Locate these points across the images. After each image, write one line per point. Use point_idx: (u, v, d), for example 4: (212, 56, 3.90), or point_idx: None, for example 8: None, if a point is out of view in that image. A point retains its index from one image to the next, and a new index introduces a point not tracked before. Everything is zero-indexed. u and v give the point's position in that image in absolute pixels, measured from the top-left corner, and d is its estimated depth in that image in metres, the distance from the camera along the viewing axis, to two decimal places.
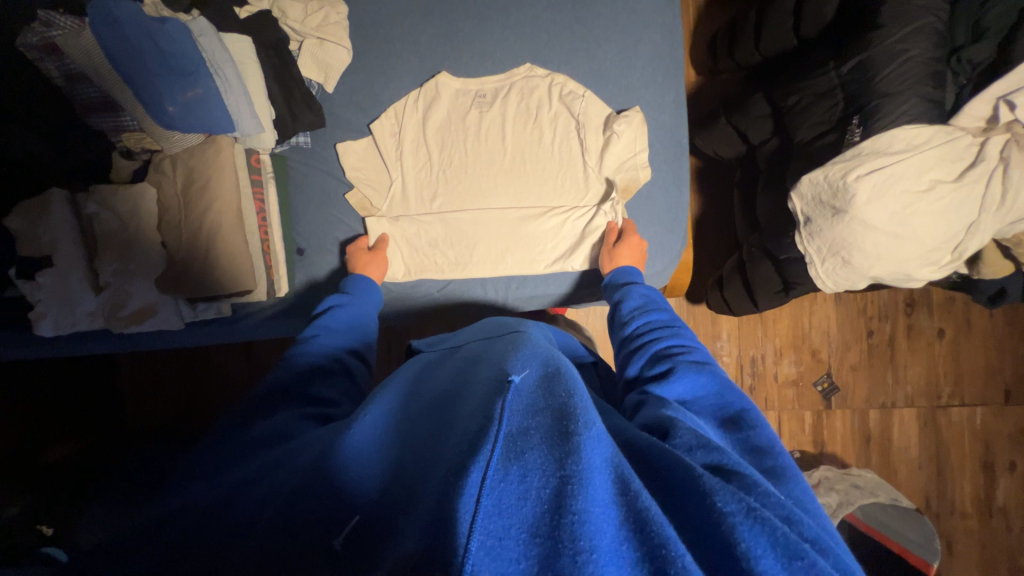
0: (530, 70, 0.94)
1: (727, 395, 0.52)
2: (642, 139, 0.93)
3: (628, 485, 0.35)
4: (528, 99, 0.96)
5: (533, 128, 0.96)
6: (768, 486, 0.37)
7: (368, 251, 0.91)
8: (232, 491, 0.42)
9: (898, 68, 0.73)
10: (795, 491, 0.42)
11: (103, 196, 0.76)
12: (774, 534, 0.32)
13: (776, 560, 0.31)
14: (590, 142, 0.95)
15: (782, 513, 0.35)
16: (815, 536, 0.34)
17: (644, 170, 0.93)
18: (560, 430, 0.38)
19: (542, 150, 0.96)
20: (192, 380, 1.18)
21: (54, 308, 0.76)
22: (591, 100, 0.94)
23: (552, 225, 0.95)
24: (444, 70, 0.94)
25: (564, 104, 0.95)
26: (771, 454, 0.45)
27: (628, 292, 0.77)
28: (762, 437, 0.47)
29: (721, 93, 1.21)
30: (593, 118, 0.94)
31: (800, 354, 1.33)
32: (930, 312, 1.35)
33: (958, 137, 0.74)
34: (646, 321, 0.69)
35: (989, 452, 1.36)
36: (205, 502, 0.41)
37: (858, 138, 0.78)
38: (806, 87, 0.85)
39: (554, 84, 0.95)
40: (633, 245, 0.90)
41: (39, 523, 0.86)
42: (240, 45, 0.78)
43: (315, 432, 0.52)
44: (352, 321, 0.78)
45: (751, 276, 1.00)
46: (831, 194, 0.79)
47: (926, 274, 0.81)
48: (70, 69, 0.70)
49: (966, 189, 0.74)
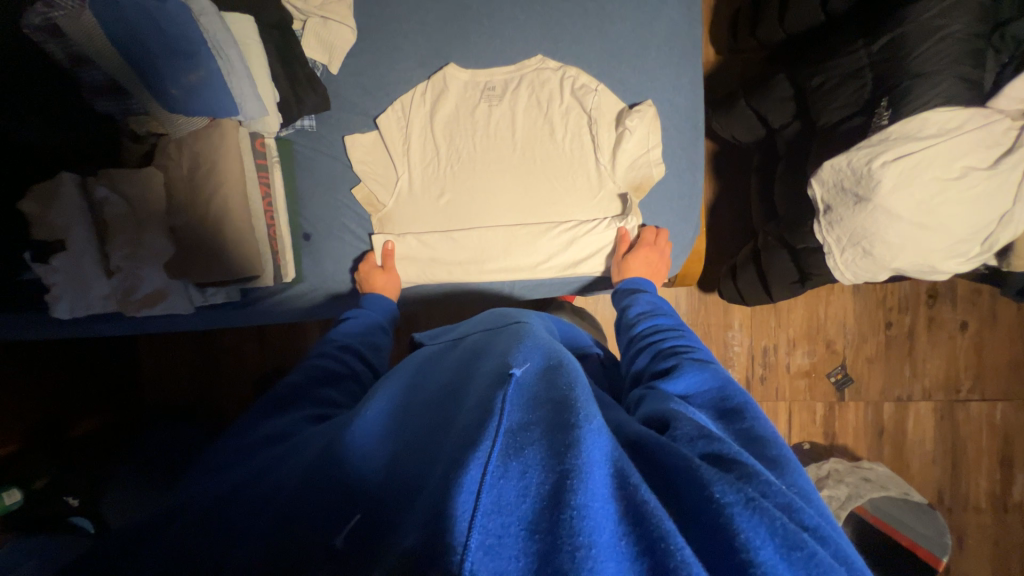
0: (542, 61, 0.92)
1: (730, 388, 0.51)
2: (655, 133, 0.90)
3: (627, 479, 0.34)
4: (538, 91, 0.93)
5: (544, 121, 0.93)
6: (770, 476, 0.36)
7: (380, 270, 0.91)
8: (238, 488, 0.42)
9: (935, 45, 0.69)
10: (794, 480, 0.40)
11: (113, 179, 0.77)
12: (774, 524, 0.31)
13: (776, 552, 0.30)
14: (603, 139, 0.91)
15: (782, 502, 0.34)
16: (815, 524, 0.33)
17: (659, 166, 0.91)
18: (559, 422, 0.37)
19: (552, 143, 0.93)
20: (207, 362, 1.20)
21: (69, 292, 0.77)
22: (604, 93, 0.90)
23: (563, 240, 0.93)
24: (452, 61, 0.92)
25: (576, 97, 0.92)
26: (773, 445, 0.43)
27: (635, 298, 0.77)
28: (766, 430, 0.45)
29: (740, 73, 1.16)
30: (606, 113, 0.91)
31: (813, 345, 1.30)
32: (953, 304, 1.30)
33: (997, 120, 0.69)
34: (651, 325, 0.69)
35: (1008, 448, 1.32)
36: (210, 497, 0.41)
37: (887, 122, 0.73)
38: (832, 66, 0.80)
39: (567, 76, 0.91)
40: (644, 258, 0.89)
41: (66, 495, 0.90)
42: (241, 23, 0.77)
43: (315, 426, 0.52)
44: (371, 321, 0.80)
45: (766, 265, 0.96)
46: (853, 180, 0.75)
47: (952, 266, 0.78)
48: (76, 51, 0.68)
49: (1000, 176, 0.70)
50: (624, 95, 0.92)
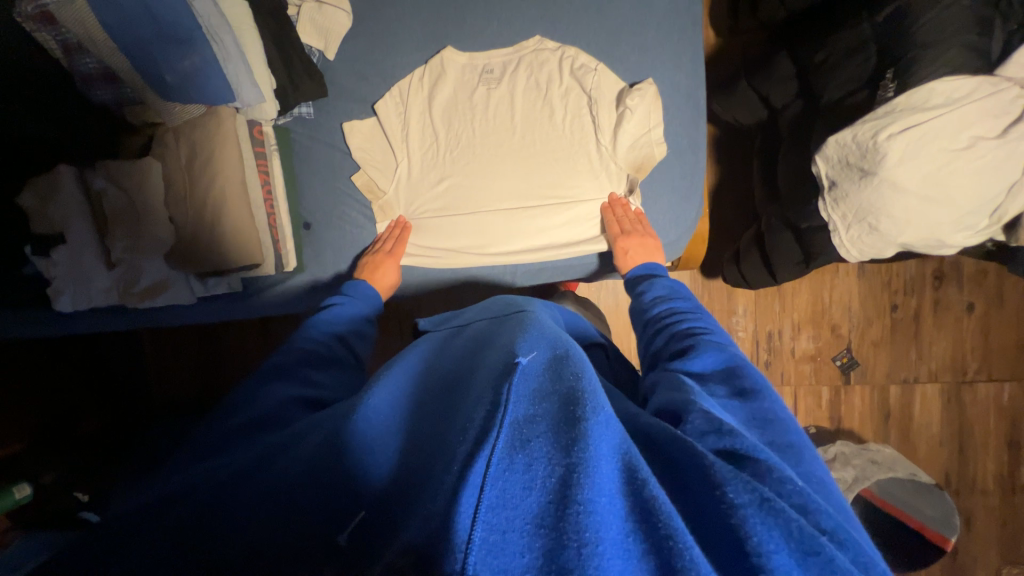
0: (539, 42, 0.91)
1: (749, 369, 0.52)
2: (657, 112, 0.89)
3: (635, 473, 0.33)
4: (537, 73, 0.92)
5: (543, 103, 0.92)
6: (784, 473, 0.35)
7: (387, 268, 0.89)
8: (242, 474, 0.40)
9: (940, 14, 0.68)
10: (807, 470, 0.40)
11: (111, 172, 0.76)
12: (789, 528, 0.30)
13: (790, 557, 0.29)
14: (603, 119, 0.90)
15: (797, 502, 0.33)
16: (832, 527, 0.32)
17: (660, 146, 0.90)
18: (567, 416, 0.36)
19: (551, 124, 0.92)
20: (211, 358, 1.20)
21: (70, 286, 0.77)
22: (603, 73, 0.89)
23: (563, 219, 0.93)
24: (449, 45, 0.91)
25: (575, 78, 0.91)
26: (787, 430, 0.44)
27: (650, 284, 0.75)
28: (779, 413, 0.45)
29: (740, 54, 1.15)
30: (605, 93, 0.90)
31: (818, 330, 1.29)
32: (959, 286, 1.29)
33: (1005, 88, 0.68)
34: (660, 312, 0.67)
35: (1016, 428, 1.31)
36: (210, 482, 0.40)
37: (892, 94, 0.72)
38: (834, 41, 0.80)
39: (565, 57, 0.90)
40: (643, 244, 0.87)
41: (76, 490, 0.92)
42: (235, 7, 0.74)
43: (304, 419, 0.50)
44: (356, 312, 0.78)
45: (770, 247, 0.96)
46: (858, 155, 0.74)
47: (960, 239, 0.77)
48: (68, 39, 0.69)
49: (1010, 145, 0.69)
50: (624, 76, 0.91)
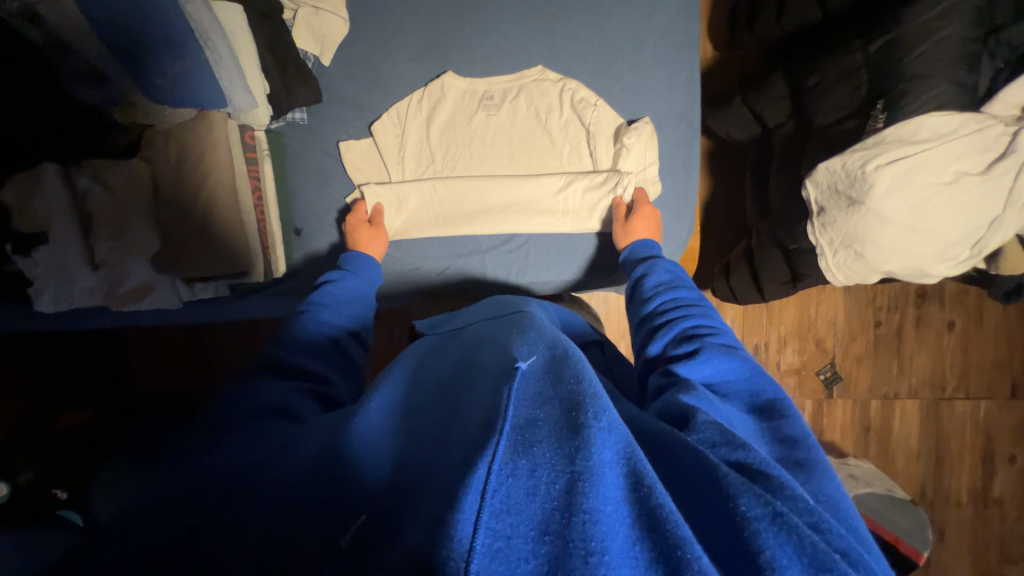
0: (542, 72, 0.91)
1: (764, 381, 0.52)
2: (652, 150, 0.91)
3: (641, 479, 0.33)
4: (537, 102, 0.92)
5: (542, 133, 0.93)
6: (795, 490, 0.35)
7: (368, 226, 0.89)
8: (242, 471, 0.40)
9: (931, 48, 0.70)
10: (821, 488, 0.40)
11: (96, 170, 0.75)
12: (802, 543, 0.30)
13: (801, 570, 0.29)
14: (601, 154, 0.92)
15: (811, 520, 0.33)
16: (845, 547, 0.32)
17: (655, 183, 0.92)
18: (571, 423, 0.36)
19: (550, 154, 0.93)
20: (196, 358, 1.18)
21: (52, 284, 0.75)
22: (603, 109, 0.90)
23: (550, 243, 0.94)
24: (450, 70, 0.91)
25: (575, 111, 0.92)
26: (803, 446, 0.44)
27: (652, 266, 0.75)
28: (801, 429, 0.45)
29: (736, 70, 1.16)
30: (603, 128, 0.91)
31: (804, 343, 1.31)
32: (941, 305, 1.32)
33: (990, 125, 0.70)
34: (672, 298, 0.68)
35: (989, 444, 1.35)
36: (206, 479, 0.39)
37: (881, 125, 0.73)
38: (826, 68, 0.81)
39: (566, 90, 0.91)
40: (646, 216, 0.87)
41: (53, 487, 0.91)
42: (233, 16, 0.74)
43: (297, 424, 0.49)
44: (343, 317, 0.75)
45: (759, 265, 0.97)
46: (847, 183, 0.75)
47: (942, 270, 0.78)
48: (55, 38, 0.64)
49: (992, 182, 0.70)
50: (622, 92, 0.92)
